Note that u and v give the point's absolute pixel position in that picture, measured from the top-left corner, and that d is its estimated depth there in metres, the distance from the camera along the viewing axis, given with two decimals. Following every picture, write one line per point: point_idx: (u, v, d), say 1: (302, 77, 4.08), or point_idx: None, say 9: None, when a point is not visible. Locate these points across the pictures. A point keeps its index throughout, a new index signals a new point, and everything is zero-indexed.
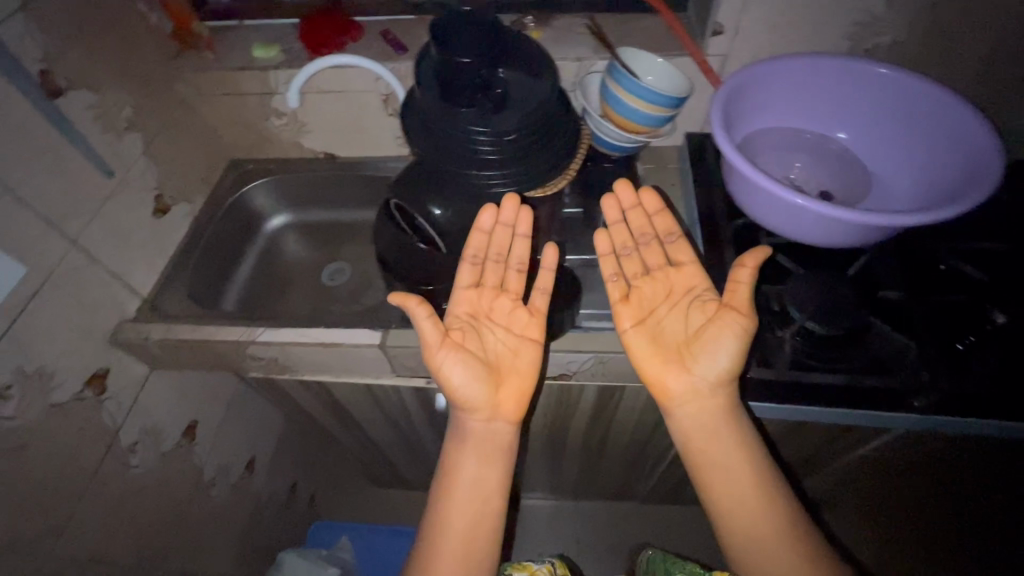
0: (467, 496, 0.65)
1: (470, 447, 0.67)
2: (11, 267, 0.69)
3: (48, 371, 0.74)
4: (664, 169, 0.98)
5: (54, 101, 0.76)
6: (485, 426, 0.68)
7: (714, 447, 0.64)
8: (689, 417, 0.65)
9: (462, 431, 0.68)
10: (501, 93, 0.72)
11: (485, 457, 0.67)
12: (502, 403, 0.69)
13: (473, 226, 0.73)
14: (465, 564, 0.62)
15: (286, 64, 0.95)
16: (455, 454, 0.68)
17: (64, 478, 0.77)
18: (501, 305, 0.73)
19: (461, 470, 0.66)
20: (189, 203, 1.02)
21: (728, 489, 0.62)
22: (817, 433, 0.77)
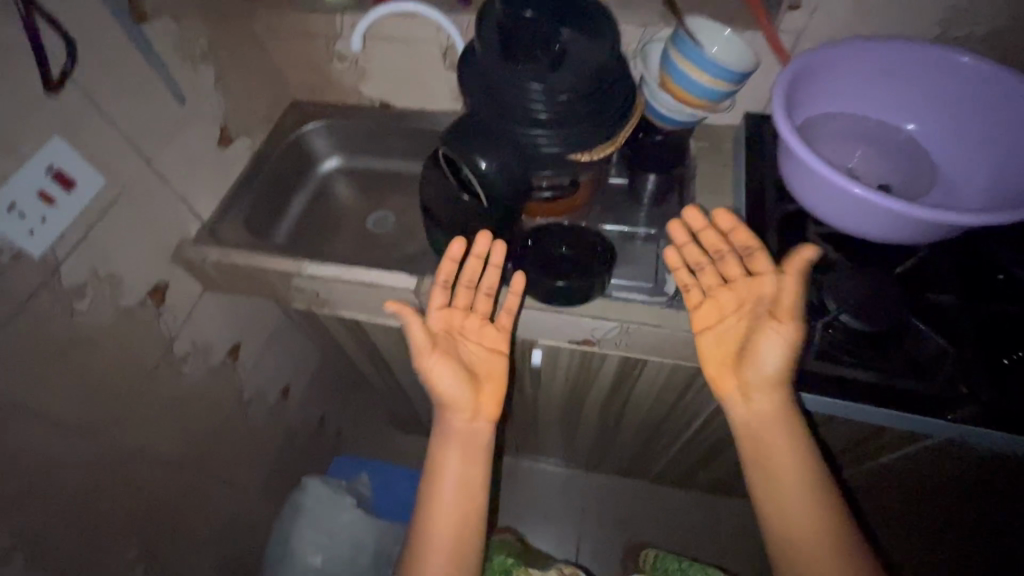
0: (454, 491, 0.70)
1: (453, 448, 0.72)
2: (92, 177, 0.75)
3: (118, 277, 0.81)
4: (718, 146, 0.95)
5: (140, 26, 0.80)
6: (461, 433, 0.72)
7: (780, 467, 0.65)
8: (759, 432, 0.66)
9: (445, 433, 0.73)
10: (559, 50, 0.72)
11: (462, 456, 0.71)
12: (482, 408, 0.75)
13: (445, 254, 0.75)
14: (458, 549, 0.68)
15: (354, 8, 0.97)
16: (439, 456, 0.72)
17: (125, 375, 0.86)
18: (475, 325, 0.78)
19: (445, 470, 0.71)
20: (251, 138, 1.07)
21: (787, 512, 0.63)
22: (843, 432, 0.77)
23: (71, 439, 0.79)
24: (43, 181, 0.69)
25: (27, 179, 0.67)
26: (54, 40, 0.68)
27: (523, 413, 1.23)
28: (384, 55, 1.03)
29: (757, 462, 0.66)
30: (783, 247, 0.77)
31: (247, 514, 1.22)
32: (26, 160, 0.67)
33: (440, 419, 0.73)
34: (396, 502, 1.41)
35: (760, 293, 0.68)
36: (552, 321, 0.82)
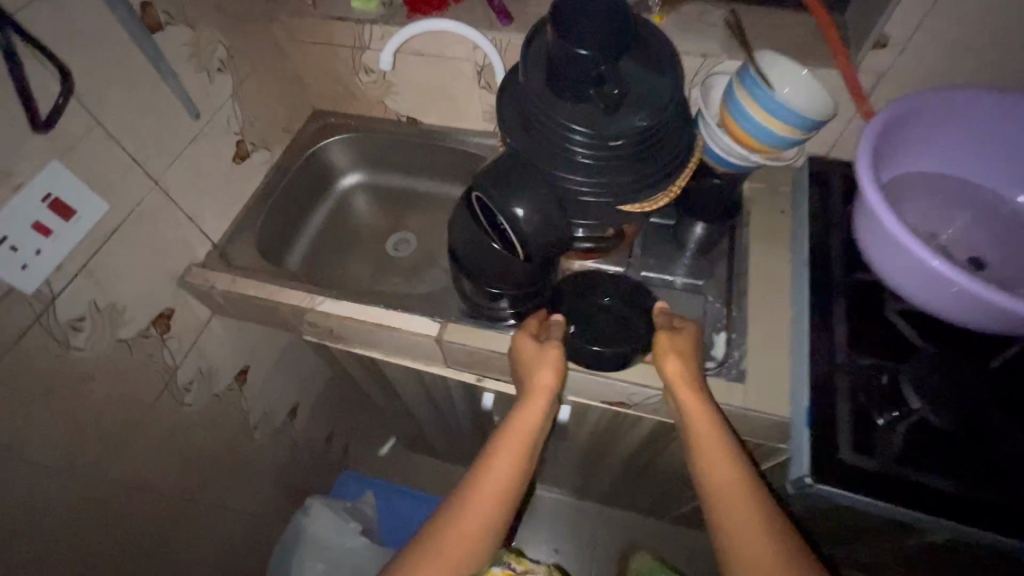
0: (488, 499, 0.60)
1: (514, 440, 0.63)
2: (94, 203, 0.69)
3: (120, 306, 0.76)
4: (775, 189, 0.86)
5: (152, 36, 0.74)
6: (522, 444, 0.63)
7: (740, 532, 0.54)
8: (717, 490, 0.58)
9: (505, 438, 0.63)
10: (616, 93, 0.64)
11: (513, 471, 0.62)
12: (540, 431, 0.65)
13: (543, 318, 0.72)
14: (484, 528, 0.59)
15: (384, 20, 0.89)
16: (491, 457, 0.62)
17: (124, 408, 0.80)
18: (549, 358, 0.66)
19: (491, 475, 0.61)
20: (268, 151, 1.00)
21: None
22: (908, 548, 0.67)
23: (64, 481, 0.73)
24: (38, 211, 0.63)
25: (19, 210, 0.61)
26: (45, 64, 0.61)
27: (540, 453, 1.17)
28: (414, 70, 0.95)
29: (724, 537, 0.56)
30: (852, 320, 0.69)
31: (247, 539, 1.18)
32: (20, 187, 0.61)
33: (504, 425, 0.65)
34: (400, 529, 1.36)
35: (676, 351, 0.65)
36: (586, 384, 0.76)
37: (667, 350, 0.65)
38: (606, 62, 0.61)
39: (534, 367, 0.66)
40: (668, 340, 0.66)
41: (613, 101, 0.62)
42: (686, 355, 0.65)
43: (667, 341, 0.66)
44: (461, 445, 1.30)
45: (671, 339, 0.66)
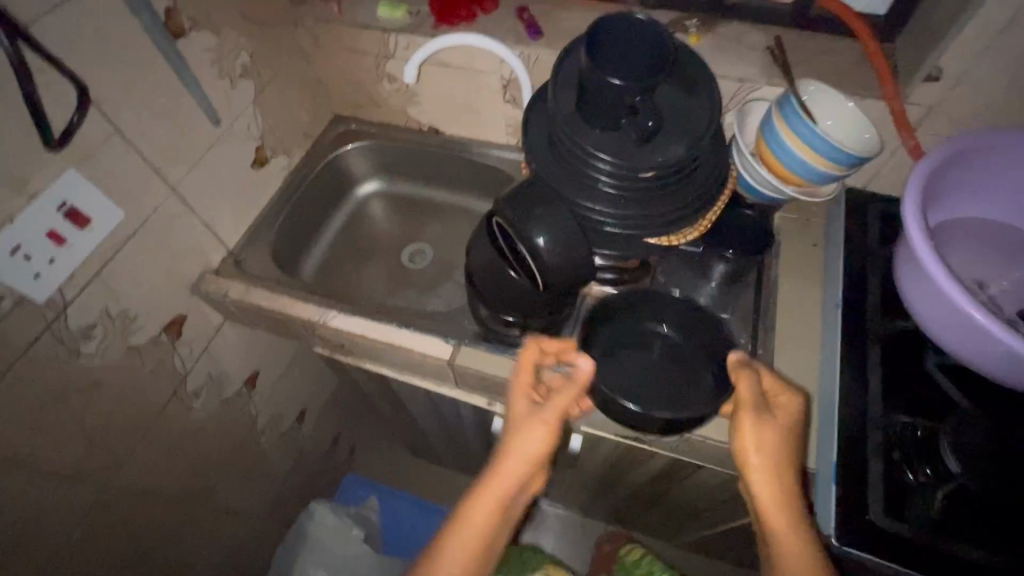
0: None
1: (468, 534, 0.60)
2: (110, 211, 0.68)
3: (131, 314, 0.75)
4: (809, 219, 0.82)
5: (175, 42, 0.72)
6: (470, 547, 0.60)
7: None
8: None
9: (464, 519, 0.60)
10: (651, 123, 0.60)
11: (465, 567, 0.59)
12: (494, 528, 0.61)
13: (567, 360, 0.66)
14: None
15: (410, 29, 0.87)
16: (448, 543, 0.60)
17: (132, 415, 0.80)
18: (530, 432, 0.61)
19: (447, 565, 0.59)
20: (287, 157, 0.99)
21: None
22: None
23: (70, 487, 0.73)
24: (53, 219, 0.62)
25: (32, 218, 0.60)
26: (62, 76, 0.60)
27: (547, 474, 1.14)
28: (438, 80, 0.93)
29: None
30: (889, 370, 0.65)
31: (249, 543, 1.17)
32: (34, 195, 0.60)
33: (465, 503, 0.61)
34: (402, 539, 1.34)
35: (763, 444, 0.57)
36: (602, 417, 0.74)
37: (753, 444, 0.57)
38: (641, 92, 0.57)
39: (514, 440, 0.61)
40: (753, 431, 0.57)
41: (647, 132, 0.59)
42: (772, 442, 0.57)
43: (751, 431, 0.57)
44: (468, 459, 1.28)
45: (759, 427, 0.58)
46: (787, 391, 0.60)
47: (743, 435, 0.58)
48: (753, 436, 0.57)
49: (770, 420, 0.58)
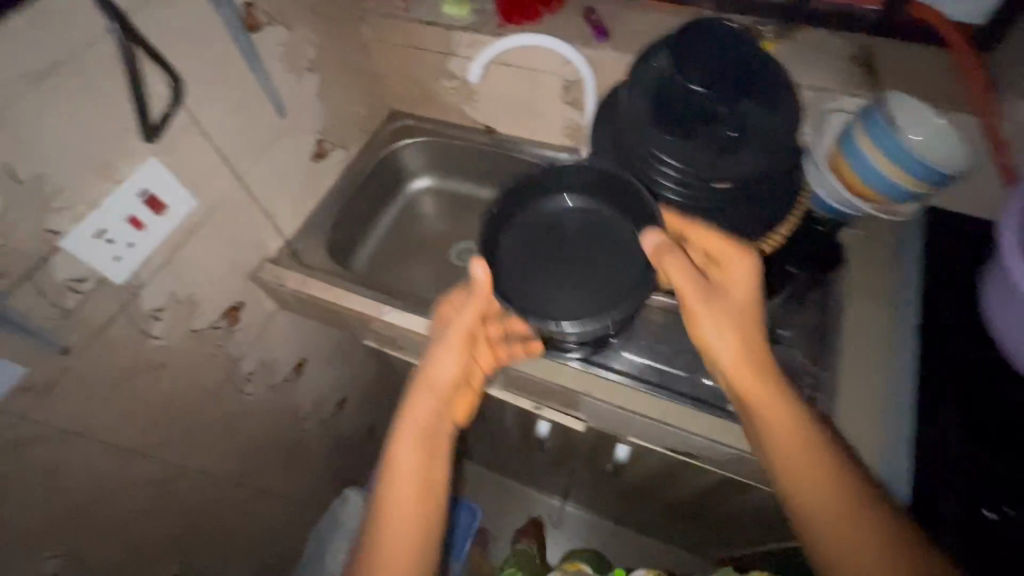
0: (397, 547, 0.57)
1: (406, 470, 0.60)
2: (183, 199, 0.70)
3: (195, 299, 0.77)
4: (880, 237, 0.78)
5: (251, 36, 0.74)
6: (407, 482, 0.60)
7: (837, 527, 0.51)
8: (819, 501, 0.52)
9: (393, 472, 0.60)
10: (731, 133, 0.57)
11: (412, 499, 0.59)
12: (428, 459, 0.62)
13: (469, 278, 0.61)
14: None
15: (475, 27, 0.86)
16: (387, 500, 0.59)
17: (191, 395, 0.82)
18: (444, 354, 0.63)
19: (393, 523, 0.58)
20: (345, 150, 1.00)
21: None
22: None
23: (131, 461, 0.76)
24: (134, 206, 0.64)
25: (115, 205, 0.62)
26: (160, 71, 0.62)
27: (583, 480, 1.13)
28: (500, 79, 0.92)
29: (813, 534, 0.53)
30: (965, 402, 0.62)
31: (285, 525, 1.20)
32: (119, 183, 0.62)
33: (391, 452, 0.61)
34: None
35: (721, 332, 0.56)
36: (653, 428, 0.73)
37: (710, 334, 0.57)
38: (725, 93, 0.56)
39: (429, 363, 0.64)
40: (712, 320, 0.56)
41: (725, 138, 0.57)
42: (731, 324, 0.56)
43: (710, 315, 0.56)
44: (502, 459, 1.28)
45: (715, 312, 0.57)
46: (739, 252, 0.56)
47: (700, 322, 0.57)
48: (710, 322, 0.57)
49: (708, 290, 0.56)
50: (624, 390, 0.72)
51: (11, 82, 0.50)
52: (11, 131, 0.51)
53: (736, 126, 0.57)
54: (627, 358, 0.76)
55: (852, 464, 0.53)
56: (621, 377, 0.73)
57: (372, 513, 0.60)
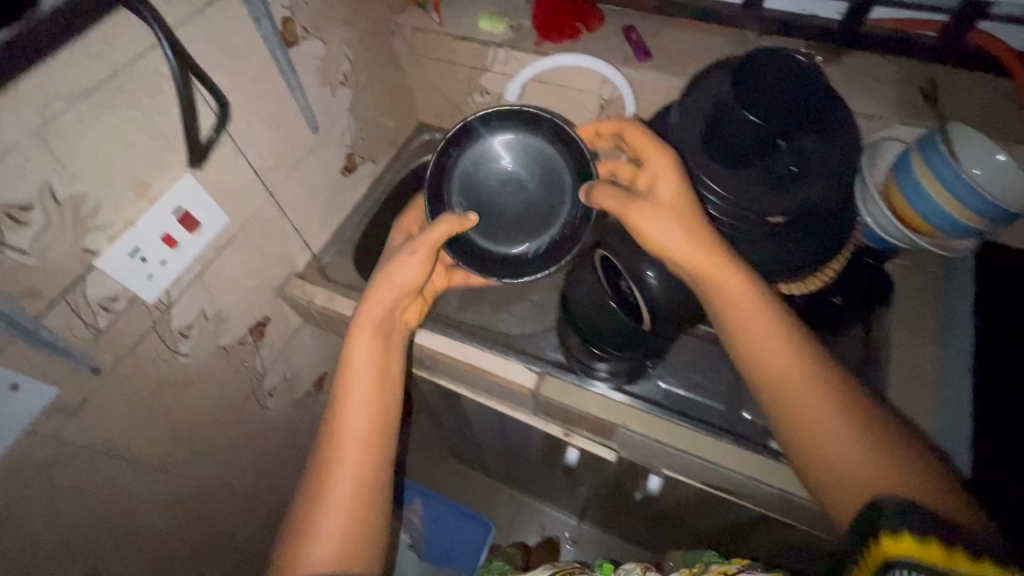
0: (360, 443, 0.58)
1: (366, 372, 0.61)
2: (217, 216, 0.69)
3: (224, 315, 0.76)
4: (924, 269, 0.76)
5: (289, 50, 0.72)
6: (368, 383, 0.60)
7: (806, 412, 0.51)
8: (788, 400, 0.52)
9: (348, 390, 0.60)
10: (790, 168, 0.53)
11: (375, 403, 0.60)
12: (388, 361, 0.63)
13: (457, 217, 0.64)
14: (367, 471, 0.57)
15: (512, 43, 0.85)
16: (342, 417, 0.59)
17: (216, 411, 0.81)
18: (394, 273, 0.63)
19: (350, 436, 0.58)
20: (373, 163, 0.99)
21: (832, 458, 0.50)
22: None
23: (155, 479, 0.75)
24: (169, 224, 0.63)
25: (152, 223, 0.61)
26: (201, 87, 0.61)
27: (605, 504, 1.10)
28: (535, 96, 0.90)
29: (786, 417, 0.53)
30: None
31: None
32: (155, 200, 0.61)
33: (346, 373, 0.61)
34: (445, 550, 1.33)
35: (673, 234, 0.54)
36: (690, 462, 0.71)
37: (661, 240, 0.55)
38: (785, 137, 0.52)
39: (387, 272, 0.63)
40: (658, 222, 0.55)
41: (782, 180, 0.54)
42: (682, 225, 0.54)
43: (662, 219, 0.55)
44: (519, 477, 1.26)
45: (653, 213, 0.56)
46: (657, 147, 0.57)
47: (647, 226, 0.56)
48: (662, 229, 0.55)
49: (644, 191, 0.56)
50: (663, 423, 0.70)
51: (55, 102, 0.49)
52: (54, 152, 0.50)
53: (796, 161, 0.54)
54: (663, 388, 0.76)
55: (815, 353, 0.53)
56: (659, 411, 0.72)
57: (325, 427, 0.60)
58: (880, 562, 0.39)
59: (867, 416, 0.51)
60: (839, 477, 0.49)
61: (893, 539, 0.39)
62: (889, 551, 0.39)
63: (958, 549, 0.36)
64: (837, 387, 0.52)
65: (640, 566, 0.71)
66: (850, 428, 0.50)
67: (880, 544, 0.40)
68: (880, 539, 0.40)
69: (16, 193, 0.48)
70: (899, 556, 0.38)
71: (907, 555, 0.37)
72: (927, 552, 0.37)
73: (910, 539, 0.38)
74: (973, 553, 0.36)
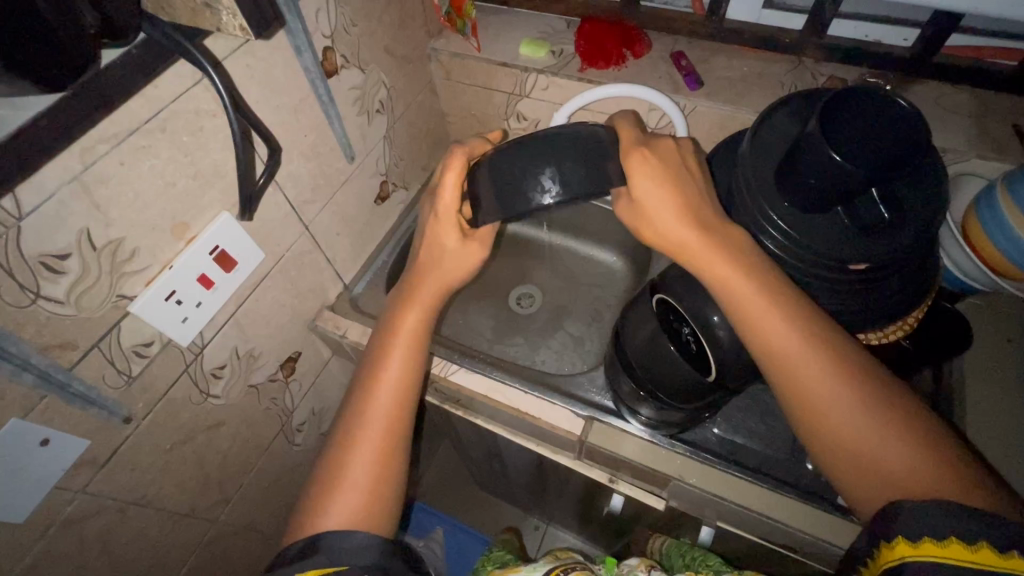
0: (380, 435, 0.53)
1: (400, 353, 0.55)
2: (252, 253, 0.66)
3: (255, 354, 0.73)
4: (998, 309, 0.72)
5: (329, 80, 0.70)
6: (407, 365, 0.55)
7: (841, 418, 0.44)
8: (812, 402, 0.45)
9: (382, 360, 0.55)
10: (882, 213, 0.49)
11: (407, 391, 0.55)
12: (423, 342, 0.56)
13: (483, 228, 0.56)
14: (384, 466, 0.53)
15: (554, 69, 0.81)
16: (371, 400, 0.54)
17: (245, 450, 0.78)
18: (446, 250, 0.56)
19: (373, 418, 0.54)
20: (405, 191, 0.97)
21: (874, 469, 0.43)
22: None
23: (182, 525, 0.71)
24: (205, 263, 0.60)
25: (189, 263, 0.58)
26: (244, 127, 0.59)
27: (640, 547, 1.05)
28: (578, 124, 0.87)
29: (816, 429, 0.46)
30: None
31: None
32: (189, 241, 0.58)
33: (383, 343, 0.56)
34: None
35: (659, 202, 0.49)
36: (747, 517, 0.67)
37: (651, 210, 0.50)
38: (879, 183, 0.48)
39: (449, 265, 0.56)
40: (643, 189, 0.50)
41: (872, 228, 0.49)
42: (673, 189, 0.50)
43: (645, 184, 0.50)
44: (547, 512, 1.21)
45: (656, 192, 0.50)
46: (627, 131, 0.53)
47: (647, 208, 0.50)
48: (649, 196, 0.50)
49: (647, 170, 0.50)
50: (721, 475, 0.67)
51: (96, 146, 0.46)
52: (92, 198, 0.47)
53: (885, 207, 0.49)
54: (718, 435, 0.72)
55: (848, 346, 0.46)
56: (716, 462, 0.68)
57: (349, 407, 0.55)
58: (893, 568, 0.37)
59: (906, 417, 0.44)
60: (882, 490, 0.42)
61: (911, 546, 0.37)
62: (907, 555, 0.37)
63: (981, 543, 0.35)
64: (867, 371, 0.45)
65: (645, 562, 0.65)
66: (894, 435, 0.43)
67: (892, 549, 0.38)
68: (895, 544, 0.38)
69: (54, 242, 0.45)
70: (919, 562, 0.36)
71: (929, 562, 0.36)
72: (952, 553, 0.35)
73: (931, 543, 0.36)
74: (998, 545, 0.35)
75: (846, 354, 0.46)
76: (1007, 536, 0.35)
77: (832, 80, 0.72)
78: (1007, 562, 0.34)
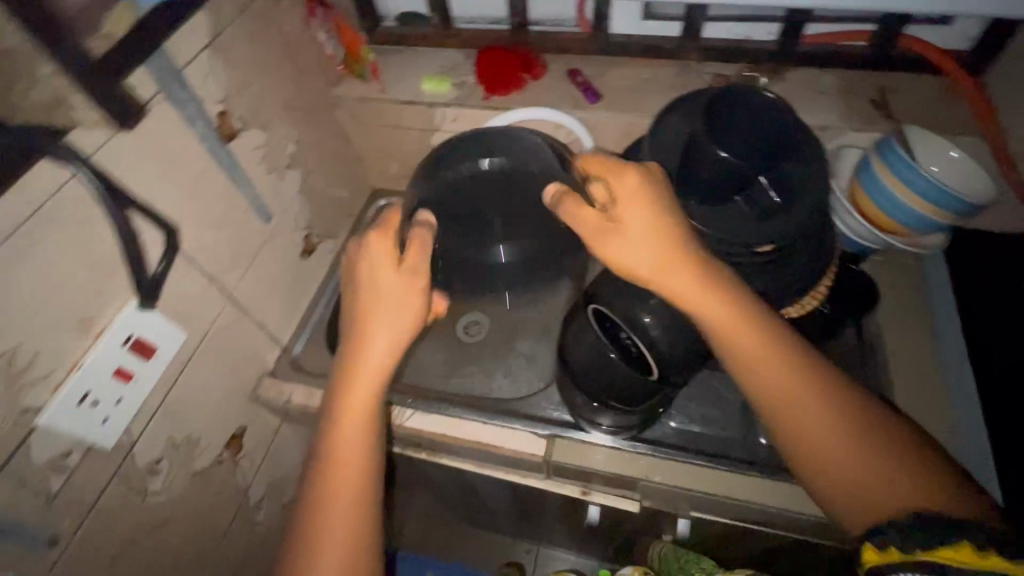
0: (348, 502, 0.52)
1: (359, 416, 0.53)
2: (173, 334, 0.62)
3: (195, 438, 0.69)
4: (897, 262, 0.79)
5: (229, 145, 0.68)
6: (365, 421, 0.54)
7: (826, 435, 0.47)
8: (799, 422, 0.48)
9: (339, 423, 0.54)
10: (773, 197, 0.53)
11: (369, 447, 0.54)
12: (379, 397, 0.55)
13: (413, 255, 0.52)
14: (354, 528, 0.52)
15: (460, 101, 0.83)
16: (333, 465, 0.53)
17: (200, 542, 0.73)
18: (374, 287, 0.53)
19: (342, 478, 0.53)
20: (332, 240, 0.95)
21: (859, 484, 0.46)
22: None
23: None
24: (119, 356, 0.56)
25: (101, 359, 0.54)
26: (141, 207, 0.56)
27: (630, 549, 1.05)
28: None
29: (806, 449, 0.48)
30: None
31: None
32: (99, 334, 0.54)
33: (339, 404, 0.54)
34: None
35: (649, 225, 0.49)
36: (715, 502, 0.69)
37: (637, 237, 0.49)
38: (765, 171, 0.52)
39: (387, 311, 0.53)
40: (636, 210, 0.49)
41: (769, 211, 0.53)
42: (660, 225, 0.49)
43: (643, 208, 0.49)
44: (533, 534, 1.19)
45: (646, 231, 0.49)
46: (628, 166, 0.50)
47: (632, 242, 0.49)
48: (640, 231, 0.49)
49: (641, 209, 0.49)
50: (684, 467, 0.69)
51: None
52: None
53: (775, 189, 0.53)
54: (676, 428, 0.74)
55: (822, 369, 0.50)
56: (678, 455, 0.70)
57: (311, 470, 0.54)
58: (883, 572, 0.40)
59: (883, 433, 0.47)
60: (866, 503, 0.45)
61: (900, 551, 0.40)
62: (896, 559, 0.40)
63: (963, 543, 0.38)
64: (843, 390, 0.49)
65: None
66: (878, 451, 0.46)
67: (881, 552, 0.41)
68: (884, 549, 0.41)
69: None
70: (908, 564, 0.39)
71: (915, 563, 0.39)
72: (934, 554, 0.38)
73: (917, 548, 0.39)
74: (976, 543, 0.37)
75: (824, 374, 0.49)
76: (985, 537, 0.38)
77: (715, 77, 0.77)
78: (985, 560, 0.37)
